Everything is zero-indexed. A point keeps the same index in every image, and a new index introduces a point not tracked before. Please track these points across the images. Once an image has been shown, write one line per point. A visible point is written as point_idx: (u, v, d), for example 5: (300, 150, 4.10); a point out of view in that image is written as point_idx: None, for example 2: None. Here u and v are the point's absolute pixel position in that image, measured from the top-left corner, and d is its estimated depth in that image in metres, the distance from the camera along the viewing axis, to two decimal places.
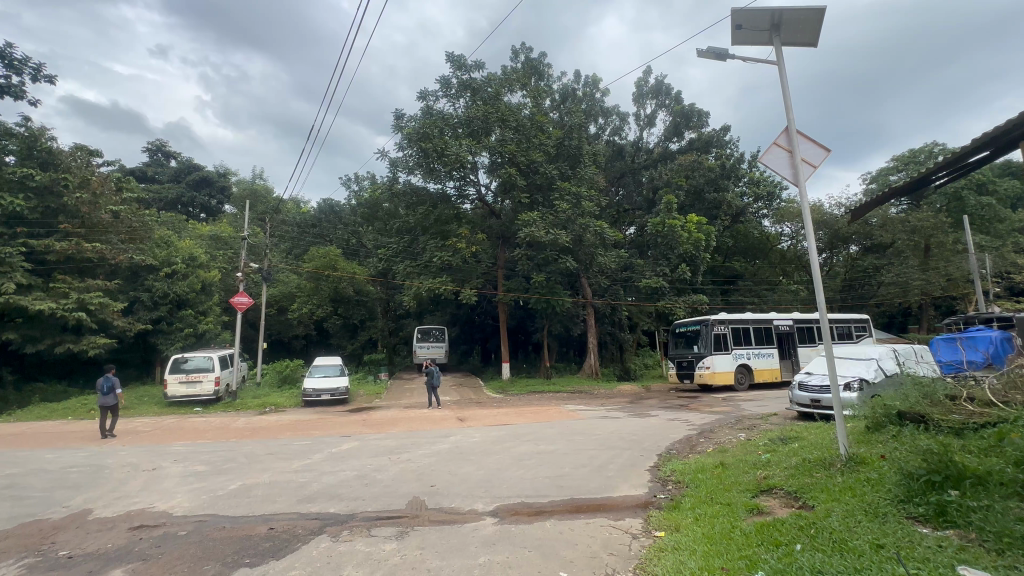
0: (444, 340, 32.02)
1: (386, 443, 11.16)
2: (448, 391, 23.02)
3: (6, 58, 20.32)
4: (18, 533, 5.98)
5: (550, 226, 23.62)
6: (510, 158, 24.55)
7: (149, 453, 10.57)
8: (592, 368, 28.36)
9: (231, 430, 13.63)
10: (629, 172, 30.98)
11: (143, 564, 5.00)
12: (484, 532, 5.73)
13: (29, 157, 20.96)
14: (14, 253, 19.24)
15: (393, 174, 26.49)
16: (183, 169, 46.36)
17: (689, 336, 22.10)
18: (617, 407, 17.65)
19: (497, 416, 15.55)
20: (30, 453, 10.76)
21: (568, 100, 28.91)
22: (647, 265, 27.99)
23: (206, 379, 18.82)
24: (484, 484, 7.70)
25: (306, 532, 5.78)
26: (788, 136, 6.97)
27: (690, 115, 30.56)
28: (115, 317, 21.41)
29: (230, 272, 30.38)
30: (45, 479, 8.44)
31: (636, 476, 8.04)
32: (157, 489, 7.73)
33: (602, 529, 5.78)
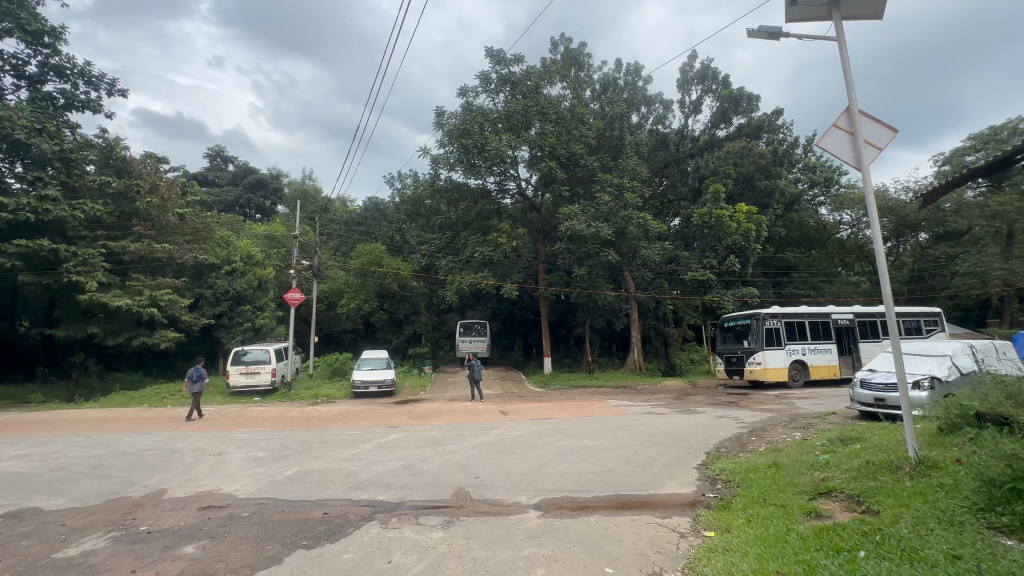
0: (486, 334, 32.29)
1: (431, 434, 11.42)
2: (491, 384, 23.28)
3: (86, 76, 22.20)
4: (105, 508, 6.60)
5: (591, 219, 23.28)
6: (550, 151, 24.33)
7: (215, 438, 11.36)
8: (635, 363, 27.87)
9: (287, 420, 14.37)
10: (674, 161, 30.03)
11: (212, 541, 5.38)
12: (528, 525, 5.76)
13: (106, 165, 23.12)
14: (95, 254, 20.62)
15: (435, 172, 26.91)
16: (240, 172, 48.96)
17: (738, 330, 21.26)
18: (662, 403, 17.22)
19: (540, 410, 15.55)
20: (113, 437, 11.81)
21: (609, 90, 28.36)
22: (693, 257, 27.24)
23: (264, 370, 19.94)
24: (527, 477, 7.75)
25: (357, 517, 6.03)
26: (849, 117, 6.51)
27: (739, 99, 29.22)
28: (183, 312, 23.05)
29: (283, 269, 31.95)
30: (125, 460, 9.24)
31: (683, 474, 7.85)
32: (223, 473, 8.30)
33: (648, 526, 5.68)
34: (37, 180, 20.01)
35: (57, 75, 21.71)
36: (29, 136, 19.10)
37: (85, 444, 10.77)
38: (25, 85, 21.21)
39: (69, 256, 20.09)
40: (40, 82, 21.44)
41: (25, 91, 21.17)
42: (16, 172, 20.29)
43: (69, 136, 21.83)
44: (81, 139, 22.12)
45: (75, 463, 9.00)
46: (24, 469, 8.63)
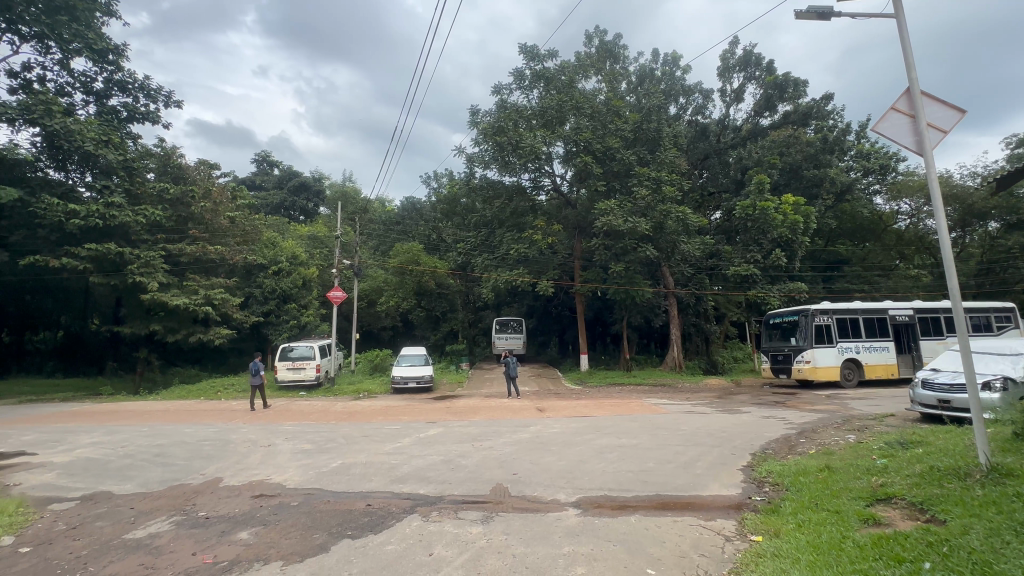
0: (522, 331, 32.34)
1: (469, 430, 11.55)
2: (528, 381, 23.31)
3: (145, 89, 23.70)
4: (168, 493, 7.05)
5: (628, 214, 22.79)
6: (585, 146, 24.01)
7: (264, 430, 11.92)
8: (675, 360, 27.18)
9: (331, 414, 14.90)
10: (715, 153, 29.02)
11: (264, 528, 5.65)
12: (567, 522, 5.74)
13: (164, 172, 24.69)
14: (155, 256, 22.04)
15: (470, 170, 27.06)
16: (285, 176, 50.98)
17: (784, 327, 20.34)
18: (704, 402, 16.73)
19: (577, 408, 15.43)
20: (174, 427, 12.61)
21: (645, 81, 27.71)
22: (735, 251, 26.23)
23: (309, 366, 20.75)
24: (566, 475, 7.71)
25: (399, 510, 6.18)
26: (910, 99, 6.08)
27: (785, 85, 27.89)
28: (234, 310, 24.19)
29: (326, 268, 33.06)
30: (184, 449, 9.83)
31: (727, 475, 7.61)
32: (273, 463, 8.70)
33: (692, 528, 5.52)
34: (104, 189, 21.58)
35: (121, 90, 23.28)
36: (97, 147, 20.84)
37: (149, 434, 11.54)
38: (93, 100, 22.86)
39: (133, 258, 21.51)
40: (105, 97, 23.05)
41: (93, 106, 22.83)
42: (87, 181, 21.95)
43: (132, 147, 23.42)
44: (142, 148, 23.72)
45: (141, 451, 9.66)
46: (97, 455, 9.35)
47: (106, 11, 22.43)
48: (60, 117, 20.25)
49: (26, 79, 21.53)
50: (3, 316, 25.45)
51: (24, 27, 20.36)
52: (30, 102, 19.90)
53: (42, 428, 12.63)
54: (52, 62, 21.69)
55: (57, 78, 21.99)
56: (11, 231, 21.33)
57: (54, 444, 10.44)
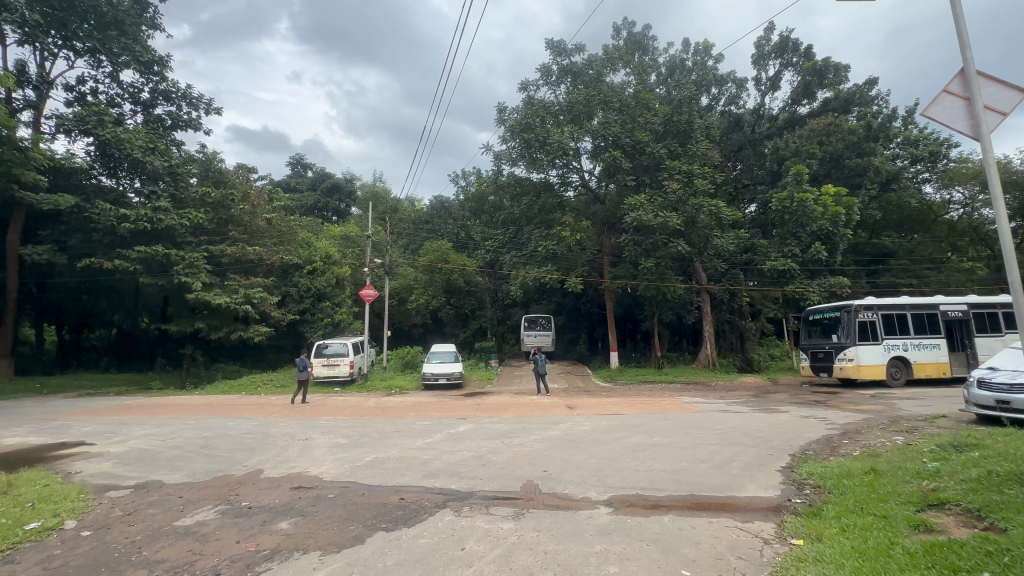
0: (551, 329, 32.24)
1: (499, 427, 11.60)
2: (557, 379, 23.29)
3: (188, 98, 24.81)
4: (214, 483, 7.40)
5: (659, 209, 22.29)
6: (614, 140, 23.65)
7: (302, 425, 12.32)
8: (709, 358, 26.48)
9: (364, 409, 15.25)
10: (749, 144, 28.13)
11: (303, 519, 5.84)
12: (598, 520, 5.68)
13: (206, 176, 25.88)
14: (199, 257, 22.99)
15: (497, 167, 27.09)
16: (318, 178, 52.40)
17: (826, 324, 19.48)
18: (739, 402, 16.25)
19: (607, 406, 15.28)
20: (218, 420, 13.21)
21: (676, 72, 27.07)
22: (771, 245, 25.34)
23: (343, 362, 21.30)
24: (597, 472, 7.65)
25: (432, 504, 6.27)
26: (964, 80, 5.60)
27: (825, 71, 26.74)
28: (272, 309, 24.96)
29: (357, 267, 33.80)
30: (228, 442, 10.28)
31: (766, 476, 7.37)
32: (310, 456, 8.99)
33: (729, 530, 5.38)
34: (152, 193, 22.83)
35: (166, 99, 24.42)
36: (144, 154, 22.16)
37: (195, 427, 12.13)
38: (140, 110, 24.09)
39: (179, 259, 22.59)
40: (152, 107, 24.25)
41: (140, 115, 24.06)
42: (135, 187, 23.20)
43: (176, 153, 24.62)
44: (186, 155, 24.91)
45: (188, 443, 10.16)
46: (149, 446, 9.89)
47: (151, 25, 23.58)
48: (111, 126, 21.67)
49: (80, 92, 22.89)
50: (64, 314, 27.24)
51: (78, 43, 21.59)
52: (84, 113, 21.30)
53: (99, 420, 13.46)
54: (103, 75, 22.98)
55: (108, 90, 23.30)
56: (69, 235, 22.76)
57: (110, 435, 11.10)
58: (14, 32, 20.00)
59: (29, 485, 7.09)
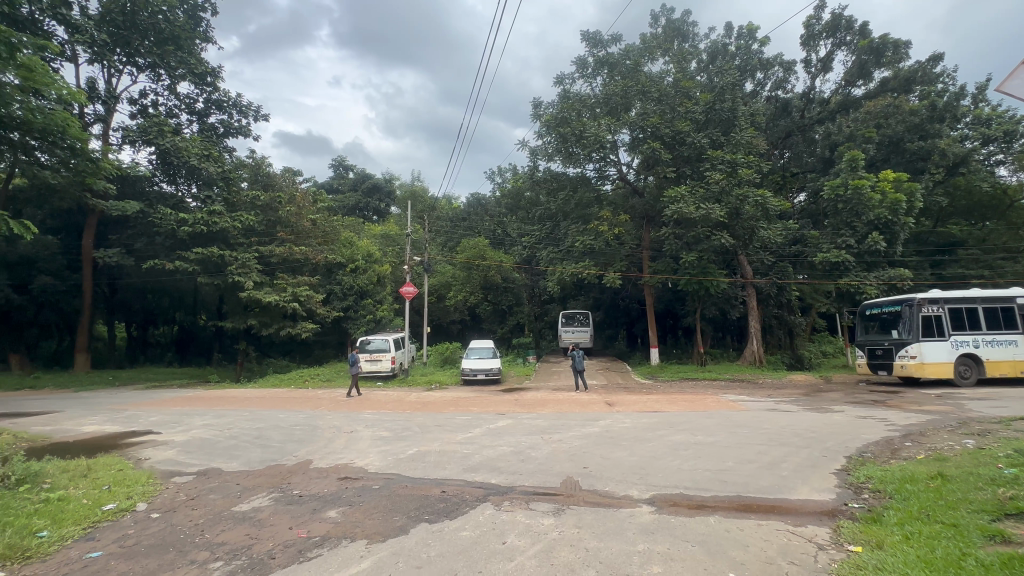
0: (589, 324, 31.94)
1: (538, 423, 11.61)
2: (595, 375, 23.03)
3: (238, 106, 26.09)
4: (267, 472, 7.78)
5: (701, 201, 21.53)
6: (654, 132, 23.00)
7: (347, 418, 12.76)
8: (755, 355, 25.48)
9: (406, 403, 15.64)
10: (798, 130, 26.92)
11: (350, 508, 6.05)
12: (641, 519, 5.59)
13: (256, 180, 27.20)
14: (250, 257, 24.16)
15: (534, 163, 27.02)
16: (359, 178, 53.93)
17: (884, 319, 18.28)
18: (788, 400, 15.55)
19: (648, 402, 14.98)
20: (270, 413, 13.88)
21: (718, 58, 26.07)
22: (823, 236, 24.12)
23: (385, 358, 21.93)
24: (639, 470, 7.53)
25: (472, 498, 6.35)
26: None
27: (883, 49, 25.06)
28: (318, 307, 25.86)
29: (398, 265, 34.65)
30: (280, 433, 10.80)
31: (818, 478, 7.03)
32: (355, 448, 9.30)
33: (779, 534, 5.16)
34: (207, 198, 24.21)
35: (218, 108, 25.77)
36: (200, 161, 23.57)
37: (250, 418, 12.81)
38: (196, 119, 25.55)
39: (232, 260, 23.85)
40: (206, 116, 25.65)
41: (196, 124, 25.51)
42: (192, 193, 24.64)
43: (228, 159, 26.01)
44: (237, 160, 26.27)
45: (243, 434, 10.76)
46: (208, 436, 10.51)
47: (204, 38, 24.92)
48: (170, 136, 23.18)
49: (142, 105, 24.49)
50: (132, 313, 29.36)
51: (140, 59, 23.06)
52: (146, 124, 22.85)
53: (164, 411, 14.43)
54: (162, 88, 24.49)
55: (167, 102, 24.81)
56: (135, 238, 24.45)
57: (174, 425, 11.88)
58: (85, 52, 21.60)
59: (106, 470, 7.70)
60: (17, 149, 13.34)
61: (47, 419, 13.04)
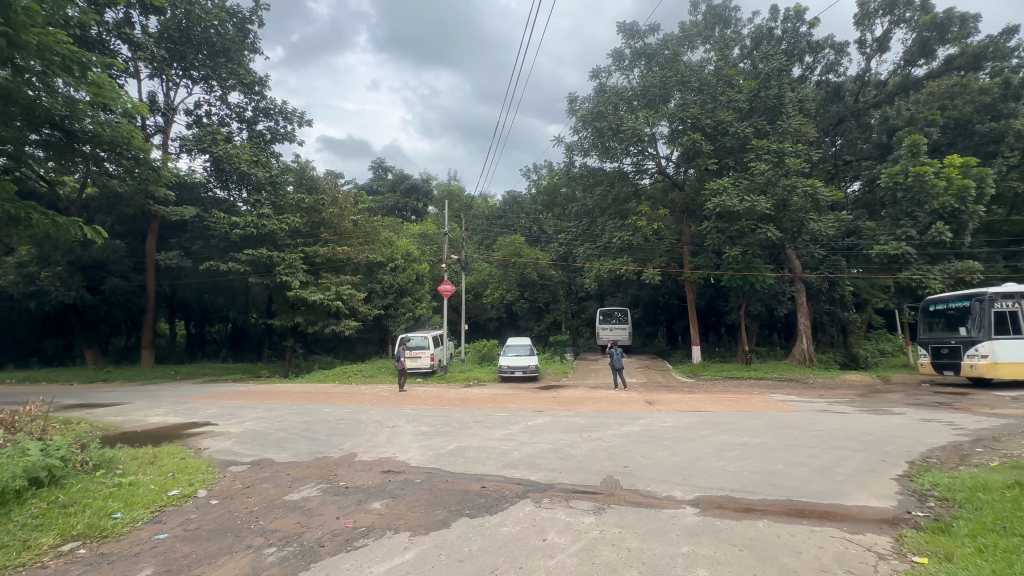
0: (627, 322, 31.36)
1: (576, 421, 11.53)
2: (635, 373, 22.61)
3: (284, 113, 27.22)
4: (316, 464, 8.11)
5: (745, 193, 20.67)
6: (694, 122, 22.26)
7: (389, 413, 13.13)
8: (804, 354, 24.32)
9: (445, 399, 15.90)
10: (851, 115, 25.57)
11: (393, 501, 6.21)
12: (685, 521, 5.44)
13: (301, 183, 28.28)
14: (296, 258, 25.13)
15: (570, 159, 26.73)
16: (398, 179, 55.13)
17: (952, 315, 17.03)
18: (842, 401, 14.75)
19: (690, 402, 14.60)
20: (316, 407, 14.46)
21: (763, 44, 24.90)
22: (881, 227, 22.73)
23: (424, 355, 22.39)
24: (682, 471, 7.35)
25: (512, 494, 6.38)
26: None
27: (947, 24, 23.28)
28: (360, 305, 26.62)
29: (436, 264, 35.26)
30: (326, 426, 11.23)
31: (877, 484, 6.62)
32: (397, 443, 9.54)
33: (835, 541, 4.90)
34: (257, 202, 25.44)
35: (266, 116, 26.98)
36: (249, 167, 24.78)
37: (298, 412, 13.40)
38: (245, 127, 26.83)
39: (280, 261, 24.88)
40: (254, 123, 26.90)
41: (246, 132, 26.79)
42: (243, 197, 25.94)
43: (275, 164, 27.19)
44: (284, 165, 27.44)
45: (293, 426, 11.26)
46: (260, 428, 11.07)
47: (252, 49, 26.14)
48: (222, 143, 24.50)
49: (196, 115, 25.94)
50: (190, 311, 31.30)
51: (195, 72, 24.43)
52: (201, 134, 24.24)
53: (219, 404, 15.30)
54: (215, 99, 25.87)
55: (219, 111, 26.17)
56: (192, 241, 26.10)
57: (230, 417, 12.59)
58: (146, 67, 23.12)
59: (170, 458, 8.24)
60: (89, 161, 14.38)
61: (118, 410, 14.10)
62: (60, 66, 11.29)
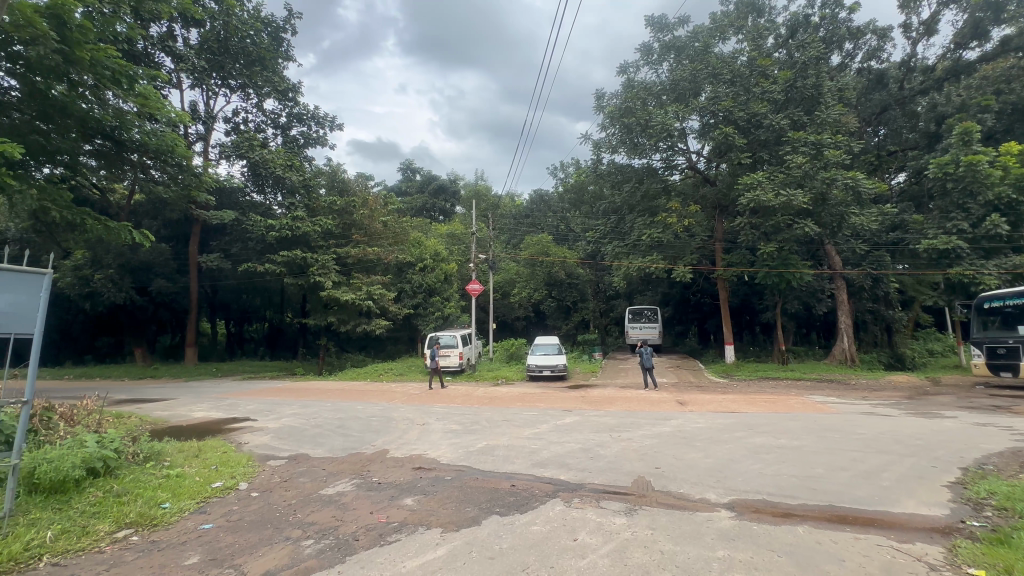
0: (657, 321, 30.78)
1: (605, 420, 11.41)
2: (665, 373, 22.19)
3: (316, 117, 27.97)
4: (349, 459, 8.33)
5: (781, 187, 19.98)
6: (726, 116, 21.64)
7: (419, 410, 13.32)
8: (846, 354, 23.33)
9: (474, 398, 16.03)
10: (895, 104, 24.36)
11: (425, 497, 6.30)
12: (720, 524, 5.31)
13: (333, 186, 29.00)
14: (329, 259, 25.78)
15: (597, 156, 26.46)
16: (426, 180, 55.86)
17: (1009, 313, 16.09)
18: (887, 403, 14.07)
19: (724, 402, 14.25)
20: (349, 404, 14.81)
21: (799, 31, 23.87)
22: (928, 220, 21.60)
23: (453, 354, 22.62)
24: (716, 473, 7.17)
25: (542, 493, 6.37)
26: None
27: (1003, 3, 21.82)
28: (390, 305, 27.11)
29: (464, 263, 35.55)
30: (359, 423, 11.50)
31: (927, 491, 6.29)
32: (428, 440, 9.68)
33: (881, 550, 4.68)
34: (291, 205, 26.26)
35: (299, 121, 27.79)
36: (284, 171, 25.59)
37: (331, 409, 13.77)
38: (280, 132, 27.71)
39: (313, 262, 25.58)
40: (288, 129, 27.75)
41: (280, 137, 27.67)
42: (278, 200, 26.82)
43: (309, 168, 27.96)
44: (316, 168, 28.19)
45: (327, 423, 11.58)
46: (297, 423, 11.43)
47: (286, 56, 26.96)
48: (258, 149, 25.37)
49: (234, 123, 26.96)
50: (230, 311, 32.61)
51: (233, 81, 25.39)
52: (239, 141, 25.20)
53: (258, 400, 15.86)
54: (252, 106, 26.82)
55: (255, 118, 27.11)
56: (232, 244, 27.26)
57: (267, 413, 13.06)
58: (188, 78, 24.17)
59: (213, 451, 8.61)
60: (137, 169, 15.12)
61: (165, 405, 14.83)
62: (109, 79, 11.84)
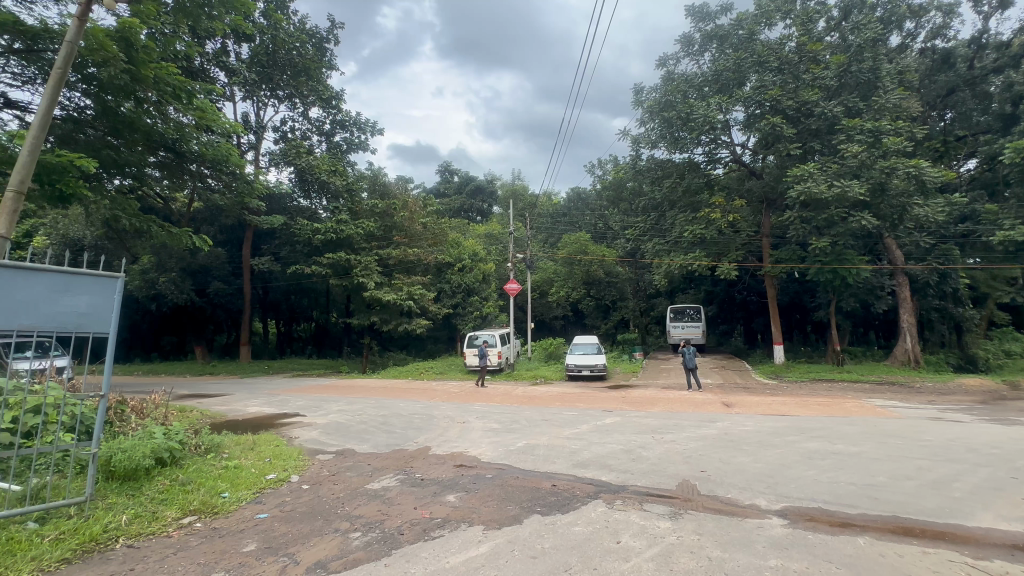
0: (701, 320, 29.83)
1: (648, 422, 11.18)
2: (710, 373, 21.52)
3: (358, 123, 28.89)
4: (393, 455, 8.53)
5: (834, 178, 18.91)
6: (774, 105, 20.69)
7: (459, 409, 13.48)
8: (908, 354, 21.81)
9: (513, 397, 16.09)
10: (964, 84, 22.57)
11: (466, 495, 6.37)
12: (772, 532, 5.08)
13: (375, 190, 29.87)
14: (371, 260, 26.48)
15: (636, 152, 25.99)
16: (464, 181, 56.59)
17: None
18: (957, 408, 13.06)
19: (774, 404, 13.64)
20: (392, 402, 15.21)
21: (853, 13, 22.48)
22: (1004, 210, 19.87)
23: (492, 352, 22.82)
24: (767, 478, 6.86)
25: (584, 494, 6.30)
26: None
27: None
28: (430, 304, 27.59)
29: (501, 263, 35.76)
30: (401, 420, 11.79)
31: (1008, 504, 5.77)
32: (468, 438, 9.79)
33: (954, 567, 4.33)
34: (335, 209, 27.28)
35: (342, 127, 28.79)
36: (329, 176, 26.53)
37: (375, 406, 14.17)
38: (325, 139, 28.82)
39: (356, 263, 26.39)
40: (333, 136, 28.80)
41: (325, 143, 28.76)
42: (323, 205, 27.88)
43: (351, 172, 28.93)
44: (358, 172, 29.11)
45: (371, 419, 11.94)
46: (343, 420, 11.84)
47: (329, 66, 27.97)
48: (304, 155, 26.44)
49: (283, 131, 28.24)
50: (280, 311, 34.22)
51: (281, 91, 26.62)
52: (287, 148, 26.37)
53: (306, 397, 16.55)
54: (298, 115, 28.00)
55: (302, 126, 28.28)
56: (282, 247, 28.61)
57: (316, 409, 13.60)
58: (240, 91, 25.52)
59: (267, 445, 9.06)
60: (196, 178, 16.09)
61: (223, 400, 15.75)
62: (170, 95, 12.64)
